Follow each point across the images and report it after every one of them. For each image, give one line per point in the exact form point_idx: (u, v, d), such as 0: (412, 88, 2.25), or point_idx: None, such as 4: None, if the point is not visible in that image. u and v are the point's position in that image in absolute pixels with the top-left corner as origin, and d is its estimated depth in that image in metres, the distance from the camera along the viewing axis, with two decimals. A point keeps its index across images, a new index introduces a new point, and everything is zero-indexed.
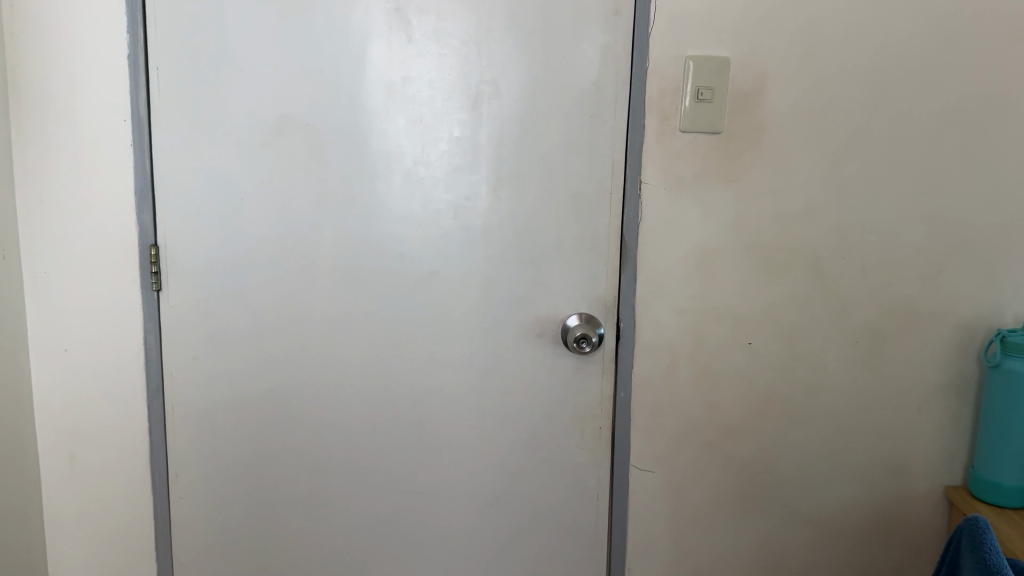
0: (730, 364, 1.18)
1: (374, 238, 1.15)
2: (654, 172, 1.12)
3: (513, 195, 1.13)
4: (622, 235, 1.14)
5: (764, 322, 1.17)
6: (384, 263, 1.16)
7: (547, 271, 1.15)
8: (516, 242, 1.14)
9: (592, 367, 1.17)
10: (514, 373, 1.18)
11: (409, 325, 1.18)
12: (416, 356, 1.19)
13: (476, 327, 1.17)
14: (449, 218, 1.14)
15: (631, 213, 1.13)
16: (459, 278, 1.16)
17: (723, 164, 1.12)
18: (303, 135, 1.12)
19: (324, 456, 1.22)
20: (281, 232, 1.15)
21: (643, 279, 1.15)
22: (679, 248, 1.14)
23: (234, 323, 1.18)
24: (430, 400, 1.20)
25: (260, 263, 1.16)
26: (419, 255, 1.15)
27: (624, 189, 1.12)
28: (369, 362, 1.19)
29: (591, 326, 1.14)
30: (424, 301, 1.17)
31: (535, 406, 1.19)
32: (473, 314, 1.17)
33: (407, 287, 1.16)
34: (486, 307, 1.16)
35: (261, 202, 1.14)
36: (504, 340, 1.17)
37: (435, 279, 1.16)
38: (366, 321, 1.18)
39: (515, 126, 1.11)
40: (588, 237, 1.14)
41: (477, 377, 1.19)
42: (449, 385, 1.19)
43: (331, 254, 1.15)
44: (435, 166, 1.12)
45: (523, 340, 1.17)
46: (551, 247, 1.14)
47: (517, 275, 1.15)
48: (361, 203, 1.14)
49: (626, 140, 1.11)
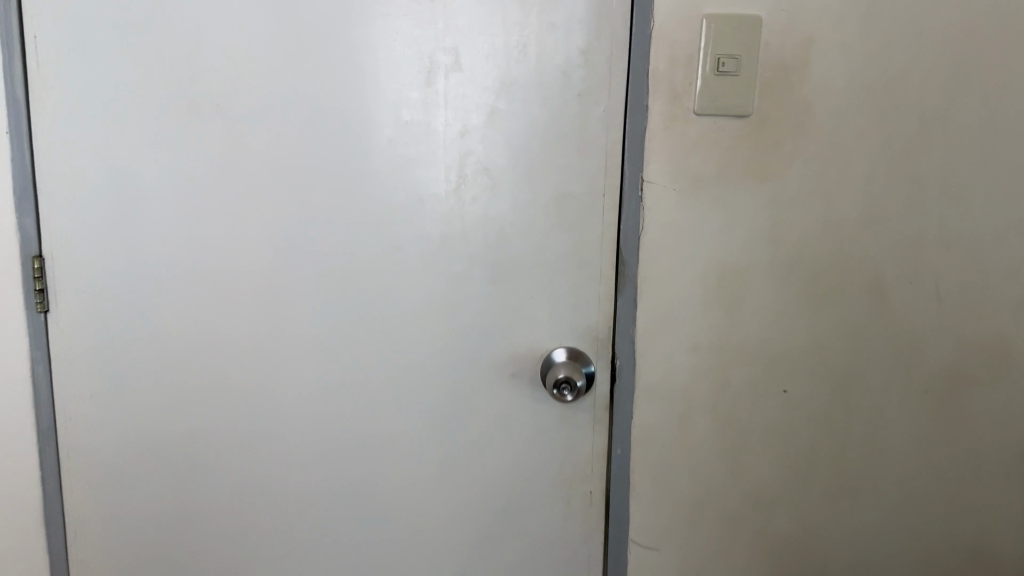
0: (760, 416, 0.91)
1: (304, 248, 0.91)
2: (660, 167, 0.85)
3: (479, 196, 0.88)
4: (620, 249, 0.88)
5: (804, 364, 0.90)
6: (321, 280, 0.92)
7: (522, 294, 0.90)
8: (483, 257, 0.89)
9: (581, 416, 0.92)
10: (483, 421, 0.94)
11: (352, 359, 0.94)
12: (361, 397, 0.95)
13: (434, 363, 0.93)
14: (398, 225, 0.90)
15: (630, 221, 0.87)
16: (412, 301, 0.91)
17: (753, 158, 0.85)
18: (216, 119, 0.88)
19: (250, 516, 0.99)
20: (191, 240, 0.92)
21: (648, 306, 0.89)
22: (692, 267, 0.88)
23: (137, 353, 0.95)
24: (379, 452, 0.96)
25: (167, 278, 0.93)
26: (361, 272, 0.91)
27: (622, 189, 0.87)
28: (304, 404, 0.95)
29: (576, 366, 0.88)
30: (369, 328, 0.93)
31: (509, 463, 0.94)
32: (431, 346, 0.92)
33: (348, 312, 0.92)
34: (447, 339, 0.92)
35: (167, 204, 0.91)
36: (469, 379, 0.93)
37: (382, 302, 0.92)
38: (297, 353, 0.94)
39: (481, 109, 0.86)
40: (574, 252, 0.88)
41: (437, 425, 0.94)
42: (403, 435, 0.95)
43: (255, 268, 0.92)
44: (378, 159, 0.88)
45: (494, 381, 0.92)
46: (527, 263, 0.89)
47: (485, 299, 0.90)
48: (289, 206, 0.90)
49: (625, 126, 0.85)
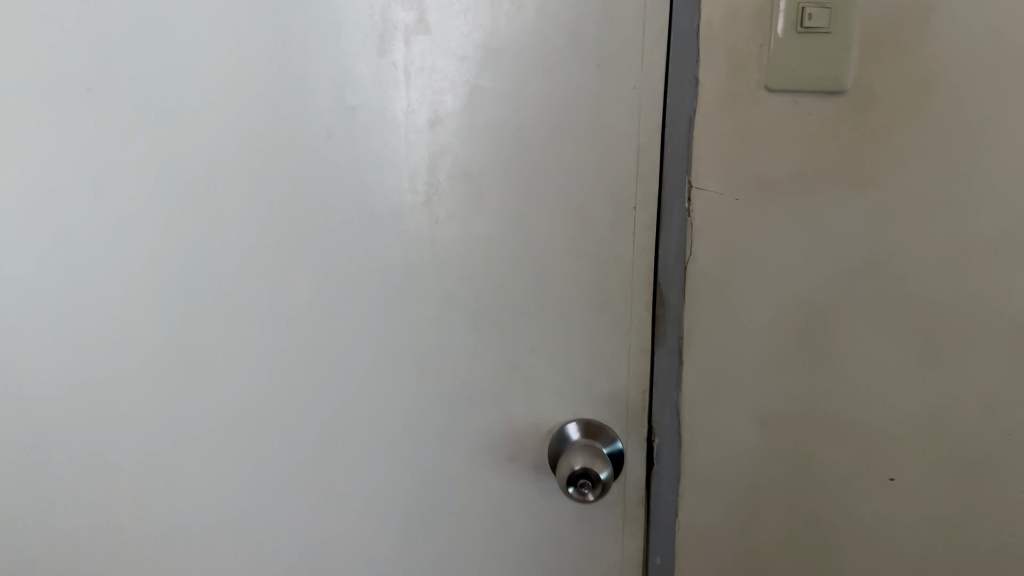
0: (854, 512, 0.65)
1: (219, 284, 0.67)
2: (714, 167, 0.59)
3: (459, 214, 0.62)
4: (658, 283, 0.62)
5: (918, 440, 0.64)
6: (243, 328, 0.68)
7: (523, 347, 0.65)
8: (466, 297, 0.64)
9: (606, 511, 0.67)
10: (472, 513, 0.70)
11: (299, 431, 0.70)
12: (313, 478, 0.71)
13: (407, 438, 0.68)
14: (350, 252, 0.64)
15: (672, 245, 0.61)
16: (375, 355, 0.67)
17: (852, 151, 0.58)
18: (85, 112, 0.64)
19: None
20: (71, 274, 0.68)
21: (698, 363, 0.63)
22: (761, 309, 0.61)
23: (17, 420, 0.73)
24: (341, 547, 0.73)
25: (49, 323, 0.70)
26: (302, 317, 0.67)
27: (660, 198, 0.61)
28: (240, 485, 0.72)
29: (593, 452, 0.63)
30: (319, 390, 0.68)
31: (511, 566, 0.71)
32: (402, 415, 0.68)
33: (284, 370, 0.68)
34: (423, 405, 0.67)
35: (35, 229, 0.67)
36: (455, 459, 0.68)
37: (333, 356, 0.67)
38: (220, 421, 0.71)
39: (457, 89, 0.59)
40: (594, 289, 0.63)
41: (410, 516, 0.71)
42: (372, 528, 0.72)
43: (154, 312, 0.68)
44: (314, 162, 0.62)
45: (485, 461, 0.68)
46: (528, 304, 0.64)
47: (472, 354, 0.65)
48: (195, 228, 0.65)
49: (665, 109, 0.59)
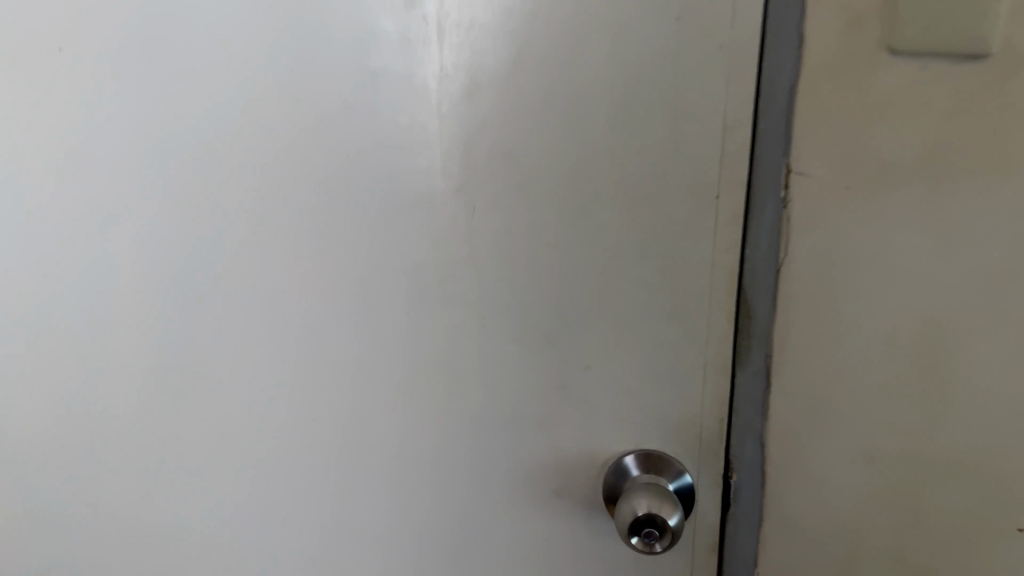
0: (976, 566, 0.54)
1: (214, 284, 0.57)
2: (819, 148, 0.48)
3: (502, 203, 0.51)
4: (743, 289, 0.51)
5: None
6: (246, 333, 0.58)
7: (575, 364, 0.54)
8: (509, 302, 0.53)
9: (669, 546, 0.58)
10: (515, 546, 0.60)
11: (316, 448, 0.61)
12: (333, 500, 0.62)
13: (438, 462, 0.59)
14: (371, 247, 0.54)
15: (762, 244, 0.50)
16: (400, 368, 0.57)
17: (1002, 135, 0.45)
18: (53, 77, 0.53)
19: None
20: (43, 262, 0.59)
21: (788, 385, 0.52)
22: (865, 323, 0.50)
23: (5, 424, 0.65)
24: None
25: (29, 315, 0.61)
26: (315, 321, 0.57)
27: (750, 188, 0.49)
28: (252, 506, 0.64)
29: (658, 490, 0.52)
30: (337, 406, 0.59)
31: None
32: (432, 438, 0.58)
33: (293, 382, 0.58)
34: (457, 427, 0.57)
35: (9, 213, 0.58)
36: (493, 488, 0.58)
37: (352, 369, 0.57)
38: (224, 435, 0.61)
39: (499, 50, 0.48)
40: (662, 296, 0.52)
41: (443, 547, 0.61)
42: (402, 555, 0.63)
43: (144, 311, 0.59)
44: (322, 141, 0.52)
45: (530, 492, 0.58)
46: (583, 313, 0.53)
47: (514, 371, 0.55)
48: (188, 216, 0.55)
49: (760, 78, 0.47)
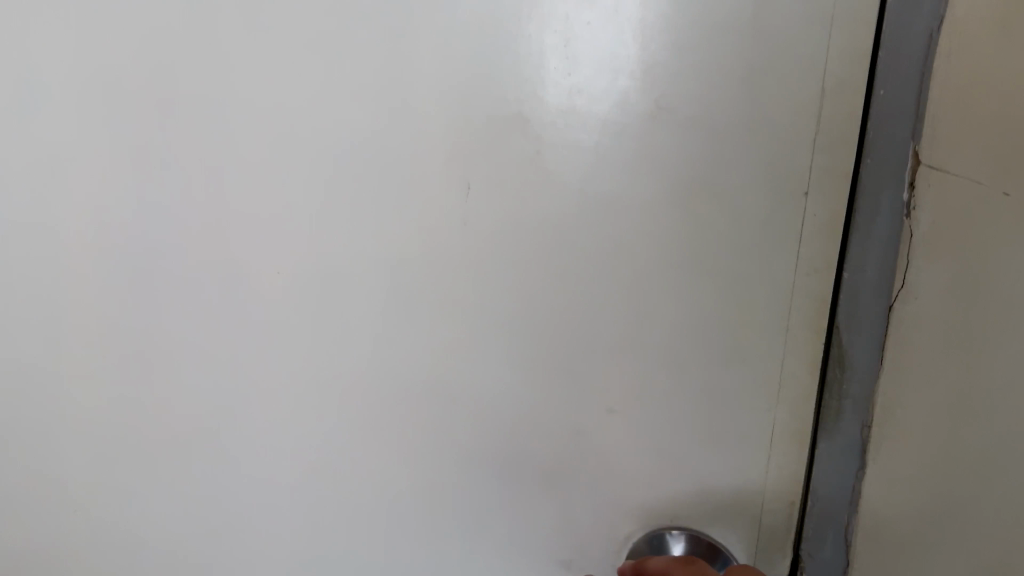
0: None
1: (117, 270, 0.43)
2: (971, 130, 0.30)
3: (509, 187, 0.38)
4: (835, 328, 0.36)
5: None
6: (176, 341, 0.44)
7: (597, 407, 0.40)
8: (513, 317, 0.40)
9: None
10: None
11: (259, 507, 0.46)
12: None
13: (414, 529, 0.45)
14: (336, 242, 0.41)
15: (869, 266, 0.34)
16: (369, 399, 0.43)
17: None
18: None
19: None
20: None
21: (891, 476, 0.36)
22: (1011, 424, 0.31)
23: None
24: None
25: None
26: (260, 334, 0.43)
27: (855, 183, 0.34)
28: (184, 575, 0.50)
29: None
30: (284, 448, 0.45)
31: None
32: (407, 494, 0.44)
33: (233, 404, 0.45)
34: (438, 484, 0.44)
35: None
36: (483, 557, 0.44)
37: (307, 400, 0.44)
38: (140, 473, 0.47)
39: None
40: (719, 328, 0.37)
41: None
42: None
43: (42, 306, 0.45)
44: (270, 94, 0.39)
45: (530, 566, 0.44)
46: (610, 342, 0.39)
47: (516, 406, 0.41)
48: (105, 180, 0.42)
49: (883, 21, 0.32)
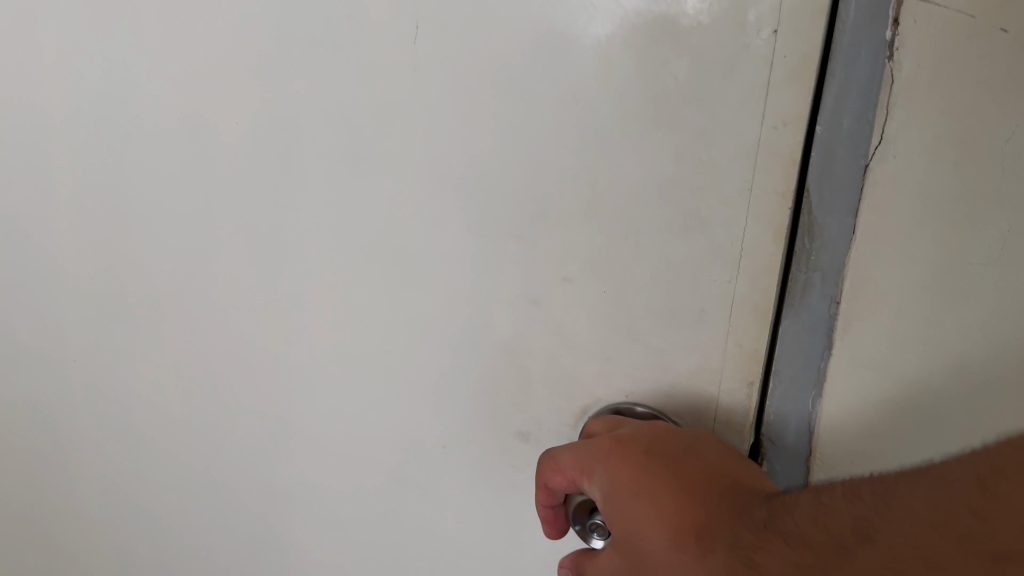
0: None
1: (37, 131, 0.40)
2: None
3: (449, 36, 0.33)
4: (806, 196, 0.32)
5: (967, 484, 0.23)
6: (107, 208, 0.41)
7: (549, 282, 0.37)
8: (460, 182, 0.36)
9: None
10: (460, 521, 0.43)
11: (202, 391, 0.44)
12: (232, 471, 0.46)
13: (362, 420, 0.43)
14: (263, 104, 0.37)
15: (844, 121, 0.30)
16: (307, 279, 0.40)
17: None
18: None
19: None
20: None
21: (860, 350, 0.33)
22: (991, 290, 0.31)
23: None
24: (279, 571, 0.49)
25: None
26: (190, 209, 0.40)
27: (832, 25, 0.29)
28: (131, 474, 0.48)
29: (607, 421, 0.36)
30: (227, 322, 0.42)
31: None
32: (353, 378, 0.42)
33: (171, 276, 0.42)
34: (386, 366, 0.41)
35: None
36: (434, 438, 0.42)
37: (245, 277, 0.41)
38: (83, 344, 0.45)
39: None
40: (678, 189, 0.33)
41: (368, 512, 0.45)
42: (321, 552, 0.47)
43: None
44: None
45: (482, 450, 0.41)
46: (562, 210, 0.35)
47: (466, 279, 0.38)
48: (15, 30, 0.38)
49: None
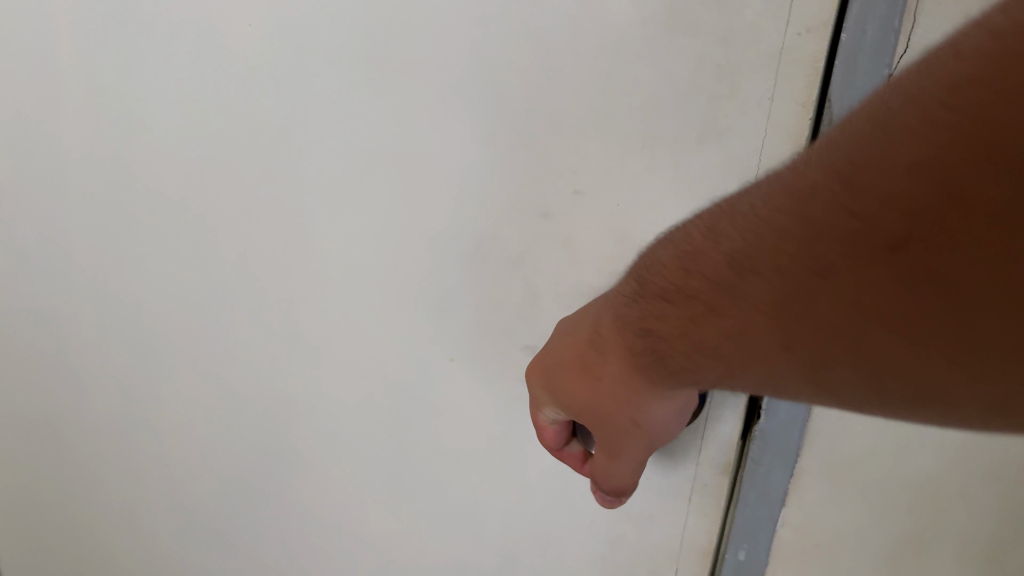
0: None
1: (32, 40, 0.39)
2: None
3: None
4: (826, 107, 0.31)
5: (836, 191, 0.20)
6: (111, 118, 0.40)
7: (561, 195, 0.36)
8: (470, 91, 0.35)
9: (666, 491, 0.41)
10: (465, 435, 0.44)
11: (207, 304, 0.44)
12: (241, 384, 0.46)
13: (369, 333, 0.42)
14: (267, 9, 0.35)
15: (870, 29, 0.30)
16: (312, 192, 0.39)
17: None
18: None
19: (106, 545, 0.56)
20: None
21: None
22: None
23: None
24: (285, 483, 0.49)
25: None
26: (192, 117, 0.39)
27: None
28: (141, 384, 0.48)
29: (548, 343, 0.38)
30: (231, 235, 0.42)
31: (527, 544, 0.46)
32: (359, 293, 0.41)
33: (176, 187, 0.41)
34: (393, 280, 0.41)
35: None
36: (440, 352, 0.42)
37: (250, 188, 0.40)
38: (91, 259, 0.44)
39: None
40: (695, 99, 0.32)
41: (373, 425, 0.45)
42: (326, 466, 0.48)
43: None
44: None
45: (488, 364, 0.41)
46: (574, 120, 0.34)
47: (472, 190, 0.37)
48: None
49: None
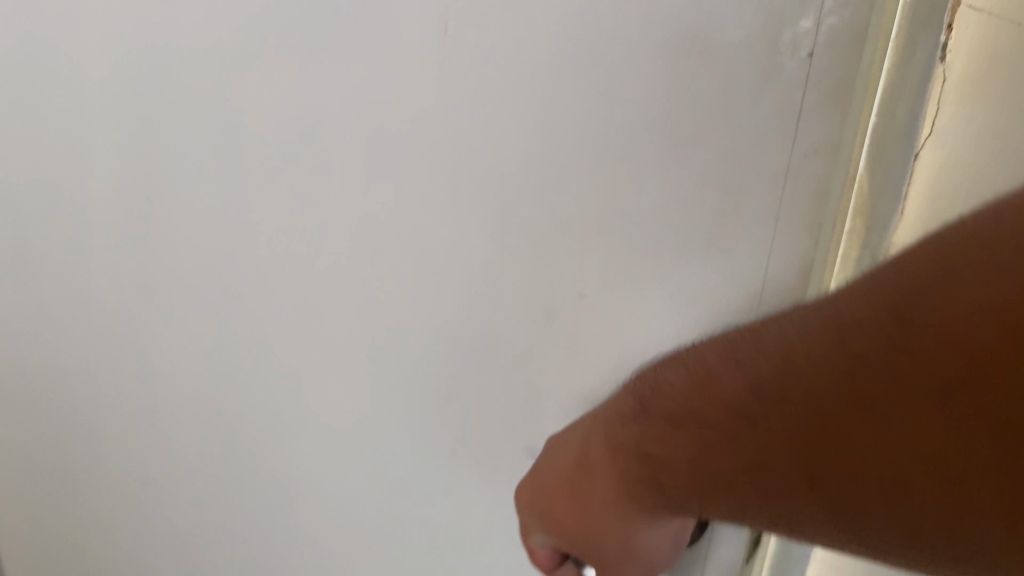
0: None
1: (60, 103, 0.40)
2: None
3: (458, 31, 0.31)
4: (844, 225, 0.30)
5: (883, 326, 0.21)
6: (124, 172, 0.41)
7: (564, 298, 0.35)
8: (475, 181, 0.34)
9: None
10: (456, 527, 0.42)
11: (215, 374, 0.44)
12: (243, 453, 0.46)
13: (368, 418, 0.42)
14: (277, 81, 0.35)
15: None
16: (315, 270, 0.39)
17: None
18: None
19: None
20: None
21: None
22: None
23: None
24: (277, 553, 0.49)
25: None
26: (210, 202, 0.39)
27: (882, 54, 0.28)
28: (151, 439, 0.49)
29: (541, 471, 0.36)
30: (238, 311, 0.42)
31: None
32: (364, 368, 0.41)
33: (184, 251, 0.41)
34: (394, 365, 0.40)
35: None
36: (435, 446, 0.41)
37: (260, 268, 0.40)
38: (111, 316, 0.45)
39: None
40: (697, 211, 0.31)
41: (364, 506, 0.45)
42: (316, 539, 0.47)
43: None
44: None
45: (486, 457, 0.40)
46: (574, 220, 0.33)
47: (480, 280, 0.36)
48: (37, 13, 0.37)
49: None
